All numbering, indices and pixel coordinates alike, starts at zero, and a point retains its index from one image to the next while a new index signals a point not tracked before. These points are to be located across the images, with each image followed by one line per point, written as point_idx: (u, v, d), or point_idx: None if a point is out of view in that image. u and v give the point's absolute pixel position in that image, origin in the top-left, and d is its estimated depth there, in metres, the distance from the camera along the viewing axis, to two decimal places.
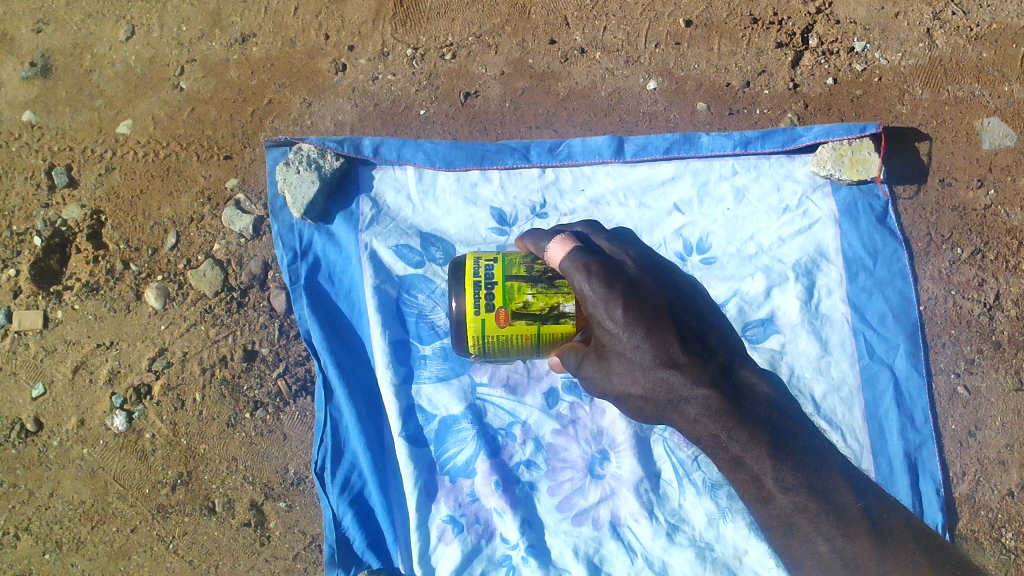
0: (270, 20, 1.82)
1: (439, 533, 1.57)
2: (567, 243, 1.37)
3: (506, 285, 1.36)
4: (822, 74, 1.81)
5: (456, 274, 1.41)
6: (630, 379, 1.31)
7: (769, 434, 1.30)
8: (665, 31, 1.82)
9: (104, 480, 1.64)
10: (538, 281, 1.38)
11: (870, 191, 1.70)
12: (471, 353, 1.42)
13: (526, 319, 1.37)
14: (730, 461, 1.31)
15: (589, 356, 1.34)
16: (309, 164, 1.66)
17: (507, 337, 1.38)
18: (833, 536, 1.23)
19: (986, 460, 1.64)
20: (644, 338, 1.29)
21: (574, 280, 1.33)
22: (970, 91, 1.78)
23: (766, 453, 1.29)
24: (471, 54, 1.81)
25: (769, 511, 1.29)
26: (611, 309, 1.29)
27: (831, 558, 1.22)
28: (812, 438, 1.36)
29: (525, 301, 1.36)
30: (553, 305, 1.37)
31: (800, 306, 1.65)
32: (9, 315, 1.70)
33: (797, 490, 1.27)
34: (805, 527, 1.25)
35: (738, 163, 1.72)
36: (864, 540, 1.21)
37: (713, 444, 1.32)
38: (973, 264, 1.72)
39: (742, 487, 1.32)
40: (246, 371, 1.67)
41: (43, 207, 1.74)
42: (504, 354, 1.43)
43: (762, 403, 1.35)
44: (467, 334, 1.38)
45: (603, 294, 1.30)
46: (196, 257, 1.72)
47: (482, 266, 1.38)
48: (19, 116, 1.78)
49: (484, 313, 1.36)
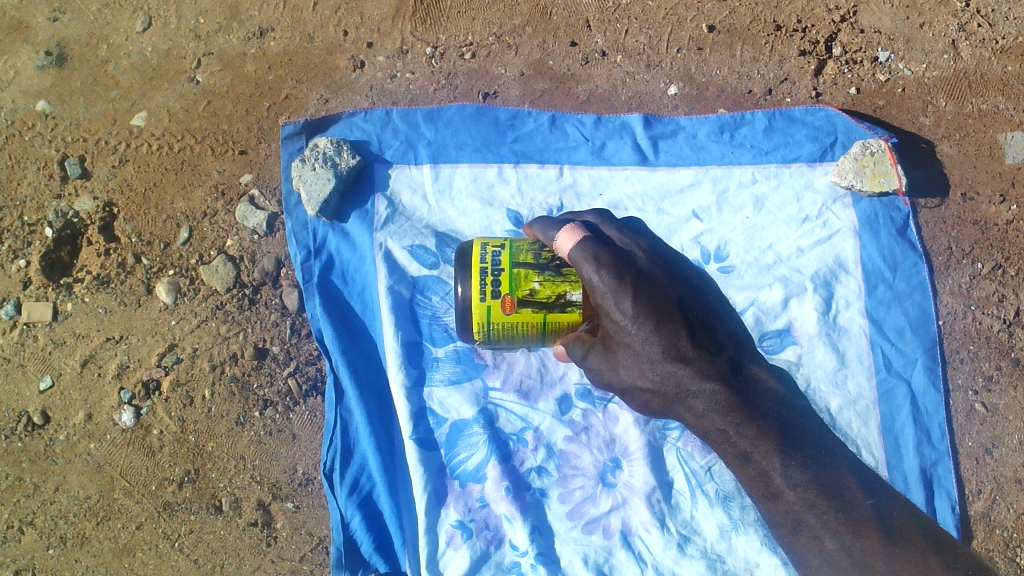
0: (289, 15, 1.81)
1: (448, 538, 1.54)
2: (576, 232, 1.34)
3: (513, 272, 1.35)
4: (845, 83, 1.79)
5: (462, 260, 1.39)
6: (638, 372, 1.31)
7: (777, 431, 1.31)
8: (687, 36, 1.80)
9: (111, 475, 1.62)
10: (545, 269, 1.36)
11: (891, 203, 1.68)
12: (475, 339, 1.41)
13: (532, 307, 1.35)
14: (737, 456, 1.32)
15: (596, 348, 1.33)
16: (324, 161, 1.64)
17: (511, 325, 1.37)
18: (841, 533, 1.22)
19: (1002, 477, 1.62)
20: (652, 331, 1.28)
21: (584, 270, 1.30)
22: (994, 105, 1.76)
23: (774, 448, 1.29)
24: (491, 54, 1.79)
25: (777, 507, 1.28)
26: (619, 301, 1.28)
27: (839, 555, 1.21)
28: (822, 435, 1.36)
29: (531, 288, 1.35)
30: (559, 294, 1.35)
31: (818, 317, 1.63)
32: (18, 306, 1.68)
33: (805, 487, 1.26)
34: (814, 524, 1.24)
35: (758, 171, 1.70)
36: (874, 538, 1.20)
37: (720, 439, 1.33)
38: (993, 279, 1.70)
39: (750, 483, 1.32)
40: (256, 369, 1.65)
41: (54, 197, 1.72)
42: (509, 342, 1.42)
43: (771, 398, 1.37)
44: (472, 321, 1.37)
45: (612, 285, 1.28)
46: (209, 253, 1.70)
47: (489, 253, 1.36)
48: (33, 105, 1.76)
49: (490, 300, 1.35)
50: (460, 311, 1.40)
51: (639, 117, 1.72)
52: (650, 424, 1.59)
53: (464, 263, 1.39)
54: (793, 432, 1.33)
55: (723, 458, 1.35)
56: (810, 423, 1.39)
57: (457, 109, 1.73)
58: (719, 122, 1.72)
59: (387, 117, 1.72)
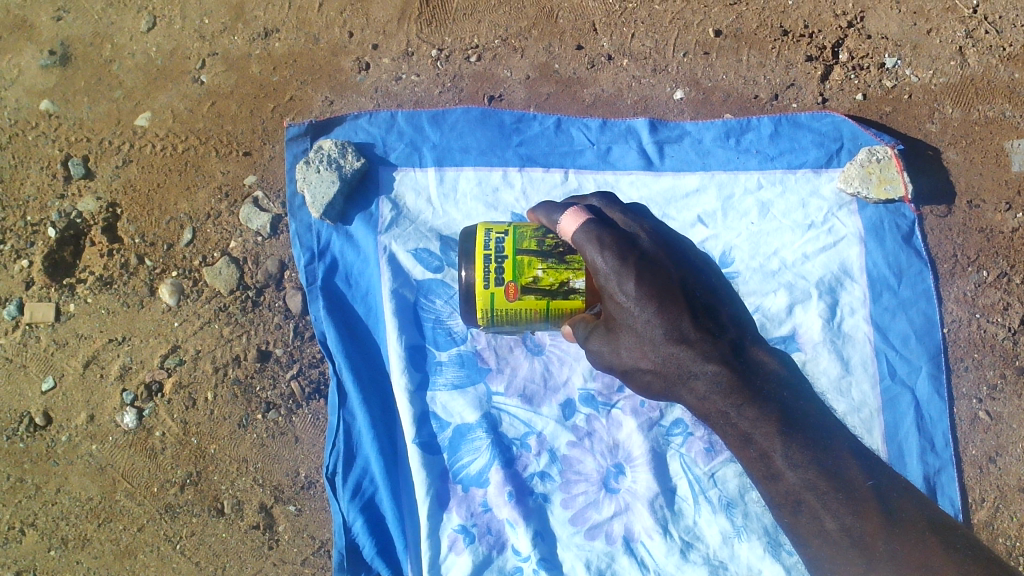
0: (295, 16, 1.80)
1: (450, 543, 1.54)
2: (580, 215, 1.33)
3: (517, 259, 1.33)
4: (852, 89, 1.78)
5: (468, 246, 1.39)
6: (640, 353, 1.31)
7: (778, 412, 1.31)
8: (693, 40, 1.79)
9: (112, 478, 1.62)
10: (548, 257, 1.34)
11: (897, 210, 1.68)
12: (479, 324, 1.40)
13: (536, 294, 1.34)
14: (739, 437, 1.32)
15: (598, 330, 1.33)
16: (329, 163, 1.63)
17: (516, 311, 1.36)
18: (842, 513, 1.22)
19: (1006, 486, 1.62)
20: (654, 312, 1.28)
21: (588, 252, 1.29)
22: (1001, 112, 1.76)
23: (775, 430, 1.29)
24: (497, 56, 1.79)
25: (778, 488, 1.28)
26: (623, 283, 1.27)
27: (838, 535, 1.22)
28: (822, 417, 1.35)
29: (535, 276, 1.33)
30: (562, 281, 1.34)
31: (823, 324, 1.62)
32: (21, 307, 1.68)
33: (806, 468, 1.26)
34: (815, 505, 1.24)
35: (764, 177, 1.70)
36: (874, 518, 1.21)
37: (721, 421, 1.33)
38: (998, 287, 1.69)
39: (751, 464, 1.32)
40: (259, 372, 1.65)
41: (58, 197, 1.72)
42: (513, 326, 1.41)
43: (774, 381, 1.36)
44: (477, 307, 1.36)
45: (616, 266, 1.27)
46: (212, 254, 1.70)
47: (493, 239, 1.35)
48: (37, 104, 1.76)
49: (494, 287, 1.33)
50: (464, 297, 1.39)
51: (644, 122, 1.72)
52: (653, 429, 1.59)
53: (469, 251, 1.39)
54: (794, 415, 1.33)
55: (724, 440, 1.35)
56: (811, 405, 1.38)
57: (462, 112, 1.72)
58: (725, 127, 1.72)
59: (392, 119, 1.71)
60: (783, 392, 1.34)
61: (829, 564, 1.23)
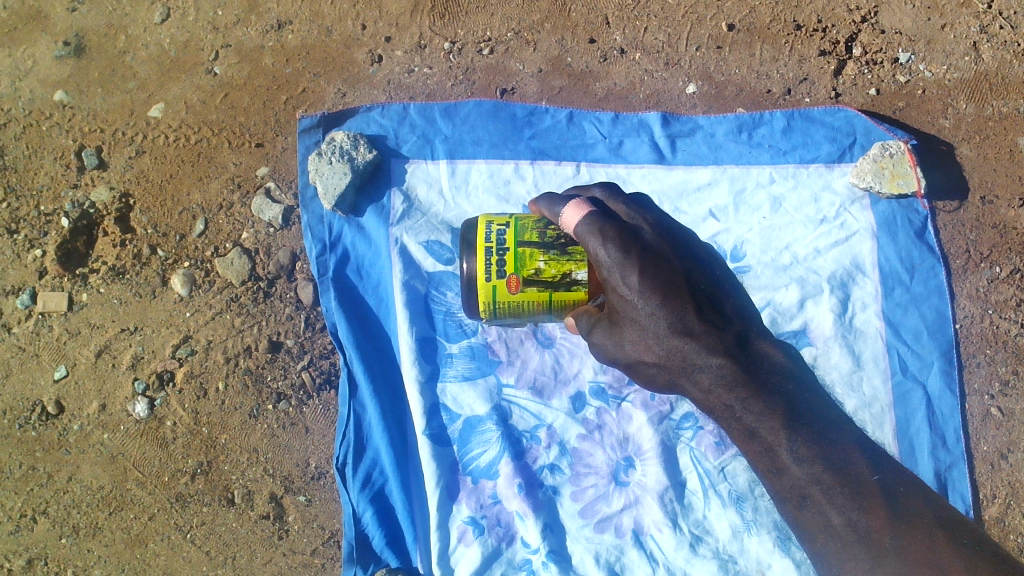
0: (308, 8, 1.80)
1: (459, 534, 1.54)
2: (582, 207, 1.32)
3: (518, 251, 1.33)
4: (865, 84, 1.78)
5: (469, 238, 1.38)
6: (644, 347, 1.31)
7: (783, 406, 1.30)
8: (706, 35, 1.79)
9: (124, 467, 1.62)
10: (550, 249, 1.34)
11: (910, 205, 1.67)
12: (482, 317, 1.40)
13: (538, 286, 1.34)
14: (744, 431, 1.32)
15: (601, 322, 1.33)
16: (341, 155, 1.63)
17: (518, 303, 1.36)
18: (848, 508, 1.21)
19: (1017, 483, 1.61)
20: (658, 305, 1.27)
21: (590, 245, 1.28)
22: (1016, 108, 1.75)
23: (780, 424, 1.29)
24: (510, 50, 1.79)
25: (782, 482, 1.28)
26: (626, 276, 1.26)
27: (844, 530, 1.21)
28: (827, 411, 1.35)
29: (537, 268, 1.33)
30: (565, 273, 1.33)
31: (834, 319, 1.62)
32: (34, 296, 1.69)
33: (812, 462, 1.26)
34: (820, 500, 1.24)
35: (776, 171, 1.69)
36: (880, 513, 1.20)
37: (726, 415, 1.33)
38: (1011, 283, 1.69)
39: (756, 458, 1.32)
40: (271, 362, 1.65)
41: (71, 187, 1.72)
42: (516, 318, 1.41)
43: (782, 375, 1.36)
44: (479, 299, 1.36)
45: (619, 259, 1.26)
46: (225, 245, 1.70)
47: (494, 231, 1.35)
48: (51, 95, 1.76)
49: (495, 280, 1.33)
50: (466, 289, 1.39)
51: (656, 115, 1.72)
52: (664, 422, 1.59)
53: (470, 242, 1.38)
54: (800, 409, 1.32)
55: (729, 434, 1.35)
56: (818, 399, 1.38)
57: (474, 104, 1.72)
58: (738, 121, 1.71)
59: (404, 111, 1.71)
60: (789, 386, 1.34)
61: (835, 559, 1.21)
